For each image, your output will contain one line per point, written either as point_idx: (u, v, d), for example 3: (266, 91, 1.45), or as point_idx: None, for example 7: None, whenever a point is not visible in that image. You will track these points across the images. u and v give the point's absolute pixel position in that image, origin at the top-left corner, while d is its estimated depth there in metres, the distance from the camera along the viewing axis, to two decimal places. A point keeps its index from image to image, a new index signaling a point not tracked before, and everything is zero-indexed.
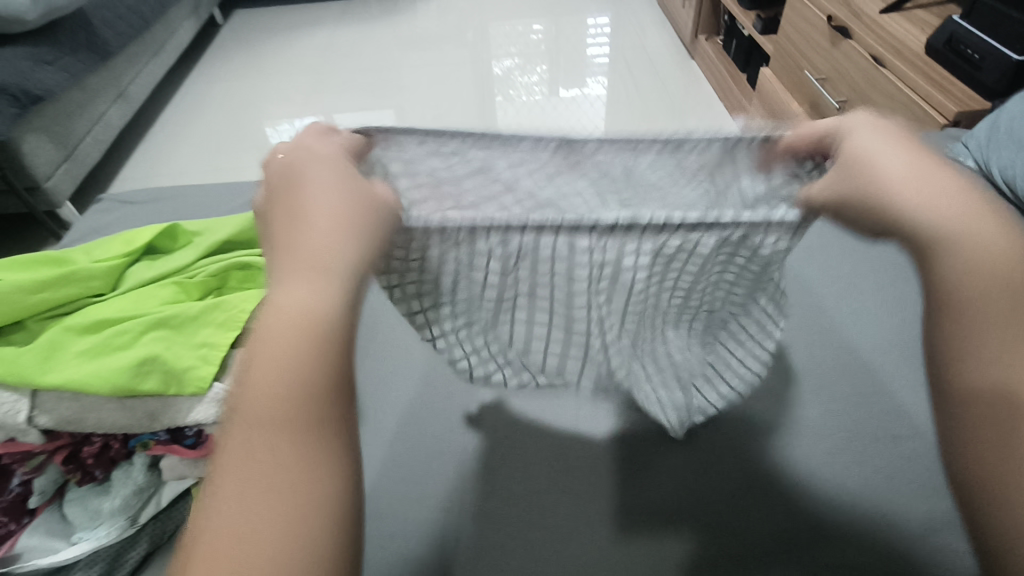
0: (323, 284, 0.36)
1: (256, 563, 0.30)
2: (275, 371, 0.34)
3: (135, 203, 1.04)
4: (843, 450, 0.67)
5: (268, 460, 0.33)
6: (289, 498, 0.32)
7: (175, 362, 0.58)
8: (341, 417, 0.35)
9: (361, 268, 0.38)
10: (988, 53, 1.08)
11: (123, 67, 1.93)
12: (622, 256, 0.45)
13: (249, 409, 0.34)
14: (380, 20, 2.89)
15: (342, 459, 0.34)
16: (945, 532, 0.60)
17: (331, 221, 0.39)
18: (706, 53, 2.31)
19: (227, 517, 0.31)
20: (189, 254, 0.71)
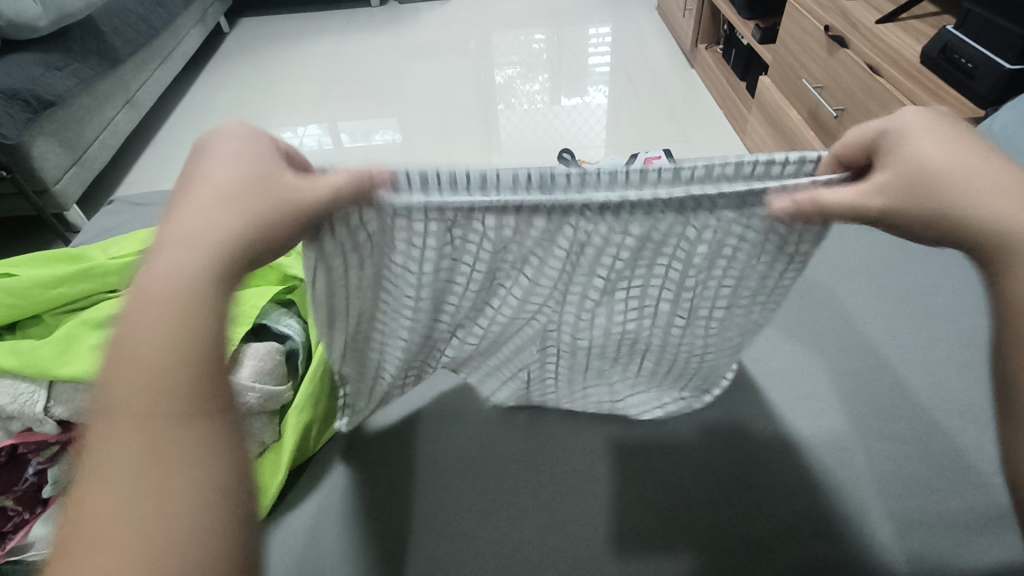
0: (190, 259, 0.39)
1: (118, 522, 0.32)
2: (146, 342, 0.36)
3: (146, 205, 1.07)
4: (832, 462, 0.68)
5: (139, 437, 0.34)
6: (170, 469, 0.34)
7: None
8: (211, 385, 0.37)
9: (235, 243, 0.41)
10: (981, 62, 1.10)
11: (131, 74, 1.96)
12: (610, 235, 0.49)
13: (118, 382, 0.36)
14: (384, 29, 2.93)
15: (212, 426, 0.36)
16: (936, 530, 0.62)
17: (212, 202, 0.42)
18: (706, 62, 2.34)
19: (99, 489, 0.33)
20: None
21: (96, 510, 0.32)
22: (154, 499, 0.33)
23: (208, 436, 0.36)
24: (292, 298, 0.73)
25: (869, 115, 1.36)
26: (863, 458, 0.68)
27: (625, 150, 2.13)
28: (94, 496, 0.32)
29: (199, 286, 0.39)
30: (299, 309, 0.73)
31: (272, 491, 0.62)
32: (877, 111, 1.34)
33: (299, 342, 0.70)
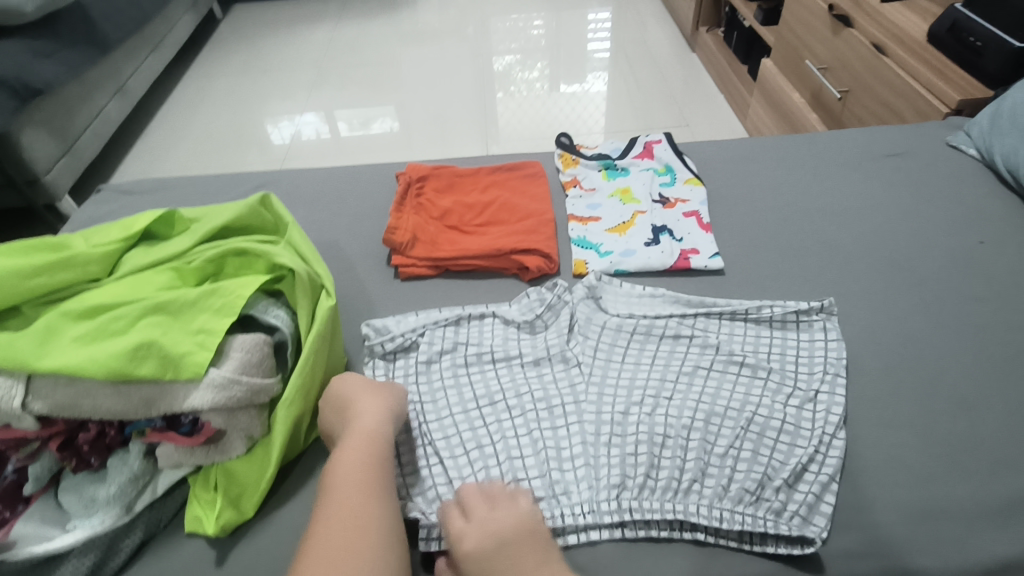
0: (379, 418, 0.62)
1: (366, 514, 0.54)
2: (353, 473, 0.57)
3: (136, 192, 1.04)
4: (889, 432, 0.67)
5: (352, 545, 0.52)
6: (359, 553, 0.51)
7: (172, 348, 0.58)
8: (384, 488, 0.57)
9: (391, 424, 0.62)
10: (990, 40, 1.07)
11: (122, 61, 1.93)
12: (654, 400, 0.68)
13: (346, 470, 0.57)
14: (380, 16, 2.88)
15: (392, 513, 0.55)
16: (951, 513, 0.61)
17: (371, 393, 0.64)
18: (707, 45, 2.30)
19: (349, 460, 0.58)
20: (187, 239, 0.69)
21: (335, 505, 0.55)
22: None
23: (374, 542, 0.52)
24: (281, 287, 0.68)
25: (875, 96, 1.33)
26: (895, 434, 0.67)
27: (624, 137, 2.09)
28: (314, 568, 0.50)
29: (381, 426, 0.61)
30: (288, 298, 0.68)
31: (261, 486, 0.62)
32: (881, 92, 1.31)
33: (288, 334, 0.66)
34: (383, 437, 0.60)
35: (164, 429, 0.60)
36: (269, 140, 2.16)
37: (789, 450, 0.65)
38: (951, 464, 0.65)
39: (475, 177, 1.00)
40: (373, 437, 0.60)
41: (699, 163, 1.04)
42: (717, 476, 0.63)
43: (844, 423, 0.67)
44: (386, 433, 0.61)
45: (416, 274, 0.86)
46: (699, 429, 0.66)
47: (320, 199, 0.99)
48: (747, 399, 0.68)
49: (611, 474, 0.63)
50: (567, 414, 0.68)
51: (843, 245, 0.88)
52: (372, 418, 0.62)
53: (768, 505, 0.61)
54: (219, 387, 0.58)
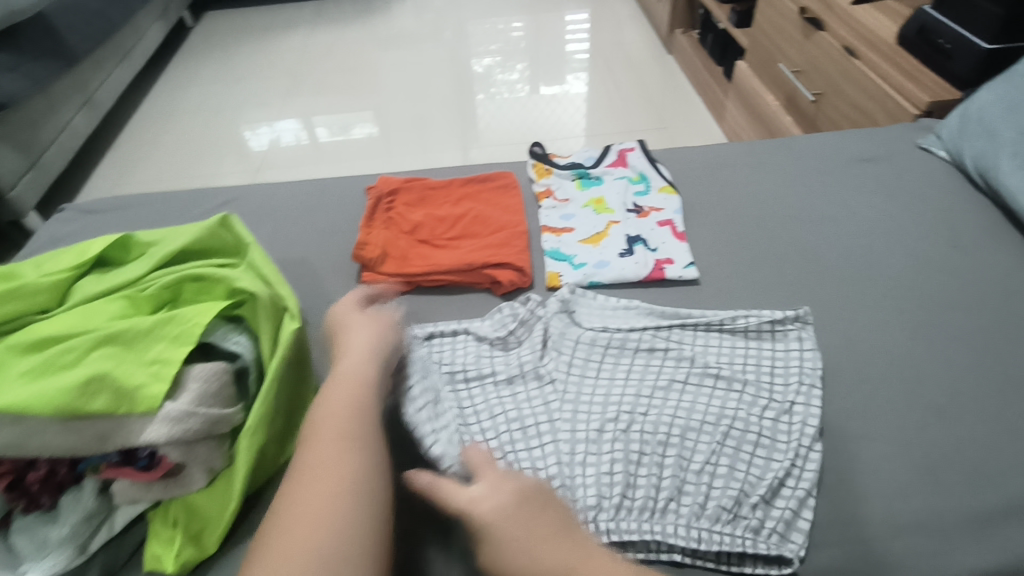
0: (367, 347, 0.65)
1: (345, 425, 0.57)
2: (342, 394, 0.60)
3: (98, 211, 1.01)
4: (863, 441, 0.67)
5: (323, 480, 0.53)
6: (346, 453, 0.55)
7: (125, 380, 0.56)
8: (367, 406, 0.59)
9: (380, 354, 0.66)
10: (958, 42, 1.08)
11: (89, 72, 1.88)
12: (629, 418, 0.67)
13: (335, 391, 0.60)
14: (356, 21, 2.85)
15: (374, 427, 0.58)
16: (928, 523, 0.61)
17: (364, 329, 0.68)
18: (683, 47, 2.31)
19: (326, 400, 0.59)
20: (142, 265, 0.67)
21: (323, 421, 0.58)
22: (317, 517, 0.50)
23: (343, 477, 0.53)
24: (242, 311, 0.65)
25: (847, 98, 1.34)
26: (870, 443, 0.67)
27: (603, 140, 2.08)
28: (285, 504, 0.52)
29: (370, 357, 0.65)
30: (249, 322, 0.66)
31: (224, 519, 0.60)
32: (853, 94, 1.32)
33: (250, 360, 0.63)
34: (369, 366, 0.63)
35: (120, 464, 0.58)
36: (247, 145, 2.14)
37: (766, 464, 0.64)
38: (927, 473, 0.65)
39: (447, 189, 0.98)
40: (361, 365, 0.63)
41: (673, 171, 1.03)
42: (693, 495, 0.62)
43: (820, 435, 0.67)
44: (373, 364, 0.64)
45: (386, 291, 0.84)
46: (675, 446, 0.65)
47: (289, 215, 0.96)
48: (724, 414, 0.67)
49: (586, 495, 0.61)
50: (541, 435, 0.66)
51: (818, 252, 0.88)
52: (359, 352, 0.65)
53: (744, 524, 0.60)
54: (175, 420, 0.56)
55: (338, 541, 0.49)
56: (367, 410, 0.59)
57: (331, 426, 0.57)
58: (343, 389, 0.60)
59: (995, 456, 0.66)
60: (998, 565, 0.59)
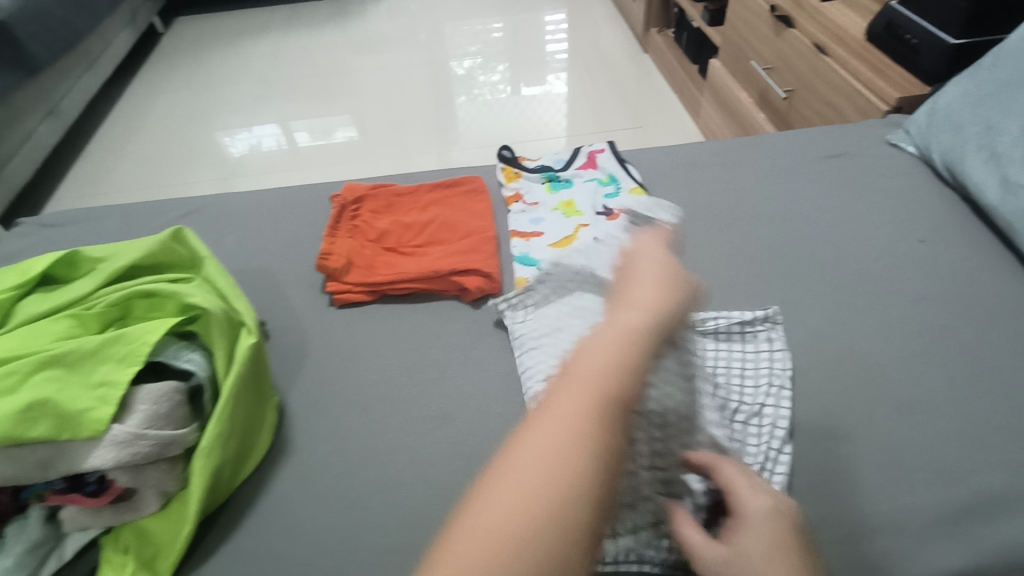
0: (648, 305, 0.47)
1: (587, 407, 0.40)
2: (597, 361, 0.42)
3: (56, 225, 0.98)
4: (834, 441, 0.66)
5: (556, 468, 0.37)
6: (576, 454, 0.38)
7: (68, 404, 0.53)
8: (613, 401, 0.40)
9: (656, 325, 0.46)
10: (925, 37, 1.09)
11: (53, 81, 1.84)
12: None
13: (584, 361, 0.43)
14: (331, 25, 2.82)
15: (611, 434, 0.39)
16: (899, 522, 0.60)
17: (652, 281, 0.50)
18: (658, 46, 2.31)
19: (597, 347, 0.43)
20: (90, 282, 0.64)
21: (572, 385, 0.41)
22: (558, 504, 0.36)
23: (585, 480, 0.37)
24: (195, 327, 0.63)
25: (818, 95, 1.34)
26: (841, 442, 0.66)
27: (581, 140, 2.08)
28: (514, 474, 0.37)
29: (641, 326, 0.45)
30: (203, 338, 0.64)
31: (178, 544, 0.57)
32: (824, 91, 1.32)
33: (204, 378, 0.61)
34: (638, 329, 0.45)
35: (66, 490, 0.56)
36: (225, 151, 2.11)
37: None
38: (898, 472, 0.64)
39: (415, 195, 0.97)
40: (627, 335, 0.44)
41: (644, 171, 1.02)
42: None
43: (790, 437, 0.66)
44: (640, 326, 0.45)
45: (351, 301, 0.83)
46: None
47: (253, 224, 0.94)
48: None
49: None
50: None
51: (787, 251, 0.88)
52: (640, 312, 0.46)
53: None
54: (122, 444, 0.54)
55: (568, 542, 0.35)
56: (618, 399, 0.41)
57: (562, 405, 0.40)
58: (593, 362, 0.42)
59: (964, 453, 0.65)
60: (969, 565, 0.58)
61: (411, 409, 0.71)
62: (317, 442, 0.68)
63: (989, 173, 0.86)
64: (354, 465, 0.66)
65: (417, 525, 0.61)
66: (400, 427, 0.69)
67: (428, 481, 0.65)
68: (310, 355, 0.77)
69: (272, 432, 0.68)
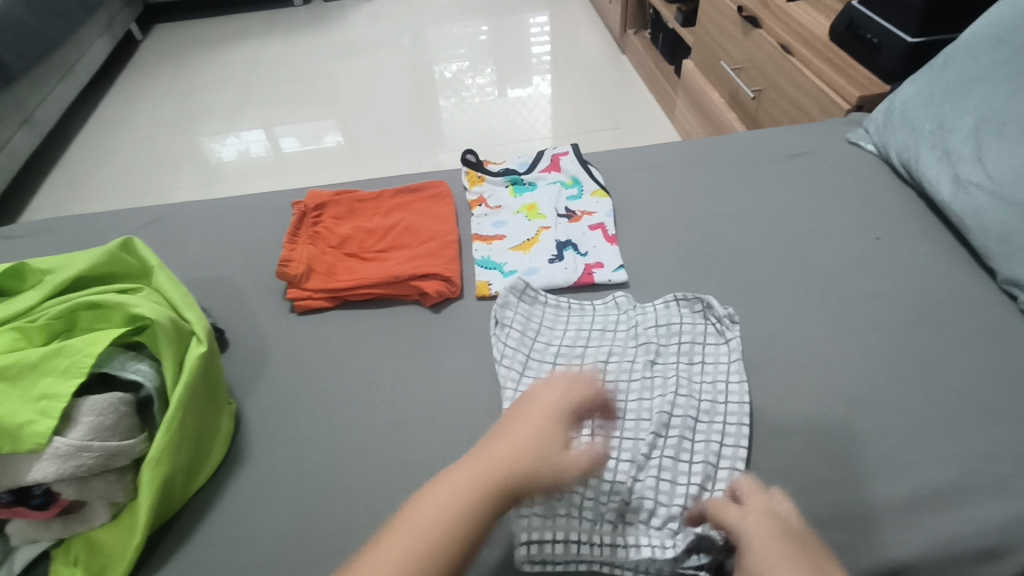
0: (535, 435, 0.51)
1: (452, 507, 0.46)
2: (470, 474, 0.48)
3: (20, 236, 0.98)
4: (785, 437, 0.67)
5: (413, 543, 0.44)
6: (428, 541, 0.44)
7: (8, 419, 0.53)
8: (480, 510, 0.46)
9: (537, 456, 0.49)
10: (885, 37, 1.10)
11: (27, 91, 1.83)
12: None
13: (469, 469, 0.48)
14: (311, 30, 2.82)
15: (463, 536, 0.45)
16: (848, 516, 0.61)
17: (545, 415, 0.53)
18: (636, 47, 2.32)
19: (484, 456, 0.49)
20: (35, 294, 0.64)
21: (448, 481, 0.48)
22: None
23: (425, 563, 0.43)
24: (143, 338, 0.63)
25: (784, 94, 1.35)
26: (793, 438, 0.67)
27: (559, 142, 2.09)
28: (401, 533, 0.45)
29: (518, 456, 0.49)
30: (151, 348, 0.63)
31: (128, 555, 0.57)
32: (790, 90, 1.33)
33: (152, 389, 0.61)
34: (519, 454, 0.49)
35: (12, 504, 0.55)
36: (220, 157, 2.11)
37: (687, 468, 0.64)
38: (849, 465, 0.65)
39: (377, 201, 0.97)
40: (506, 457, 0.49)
41: (607, 173, 1.03)
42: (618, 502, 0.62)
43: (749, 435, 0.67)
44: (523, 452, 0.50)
45: (312, 307, 0.83)
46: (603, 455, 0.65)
47: (216, 232, 0.94)
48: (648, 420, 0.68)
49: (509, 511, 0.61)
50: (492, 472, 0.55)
51: (746, 249, 0.88)
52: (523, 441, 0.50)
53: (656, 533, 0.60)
54: (64, 457, 0.53)
55: None
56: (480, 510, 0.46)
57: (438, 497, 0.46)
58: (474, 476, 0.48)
59: (912, 446, 0.66)
60: (913, 558, 0.59)
61: (366, 414, 0.71)
62: (272, 449, 0.68)
63: (943, 170, 0.87)
64: (310, 471, 0.66)
65: (370, 528, 0.62)
66: (357, 431, 0.70)
67: (380, 486, 0.65)
68: (267, 361, 0.77)
69: (227, 441, 0.67)
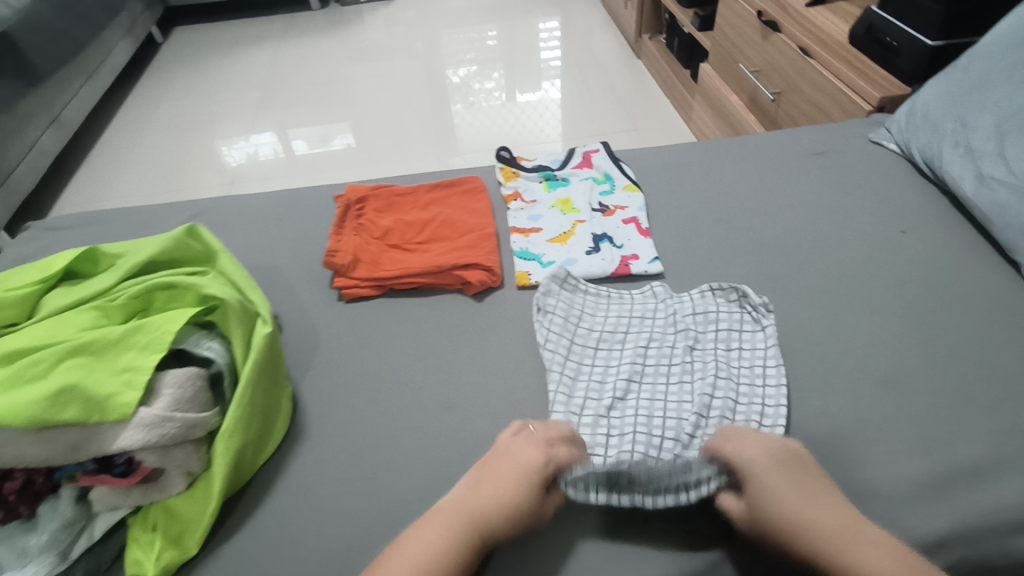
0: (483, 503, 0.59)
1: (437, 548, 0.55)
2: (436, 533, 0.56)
3: (64, 228, 0.97)
4: (821, 418, 0.70)
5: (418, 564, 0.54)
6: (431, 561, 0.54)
7: (96, 389, 0.56)
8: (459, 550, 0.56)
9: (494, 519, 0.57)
10: (905, 40, 1.14)
11: (57, 91, 1.87)
12: (603, 412, 0.71)
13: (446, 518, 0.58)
14: (328, 34, 2.87)
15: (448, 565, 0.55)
16: (884, 490, 0.64)
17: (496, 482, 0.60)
18: (651, 51, 2.36)
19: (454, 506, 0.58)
20: (111, 276, 0.67)
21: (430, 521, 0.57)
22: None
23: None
24: (213, 318, 0.67)
25: (804, 96, 1.39)
26: (828, 418, 0.70)
27: (576, 144, 2.12)
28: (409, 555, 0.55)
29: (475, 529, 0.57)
30: (221, 328, 0.67)
31: (204, 520, 0.61)
32: (810, 92, 1.37)
33: (223, 365, 0.64)
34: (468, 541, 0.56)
35: (96, 472, 0.58)
36: (224, 161, 2.14)
37: None
38: (883, 444, 0.67)
39: (416, 195, 1.00)
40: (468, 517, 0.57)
41: (636, 170, 1.06)
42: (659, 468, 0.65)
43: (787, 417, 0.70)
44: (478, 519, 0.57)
45: (359, 295, 0.86)
46: (647, 433, 0.68)
47: (262, 224, 0.98)
48: (691, 401, 0.71)
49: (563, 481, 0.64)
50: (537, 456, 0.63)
51: (774, 243, 0.92)
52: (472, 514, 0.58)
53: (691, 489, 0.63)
54: (148, 426, 0.57)
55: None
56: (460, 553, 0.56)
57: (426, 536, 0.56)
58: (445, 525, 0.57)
59: (942, 427, 0.69)
60: (947, 531, 0.62)
61: (418, 395, 0.74)
62: (330, 427, 0.72)
63: (966, 168, 0.90)
64: (367, 446, 0.70)
65: (428, 500, 0.65)
66: (410, 410, 0.73)
67: (436, 462, 0.68)
68: (319, 346, 0.81)
69: (287, 419, 0.71)
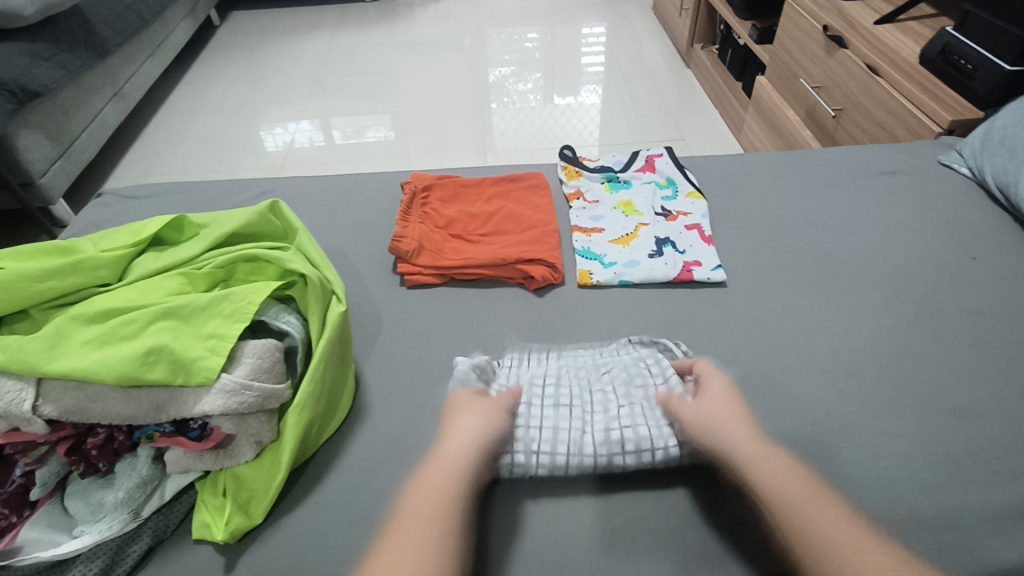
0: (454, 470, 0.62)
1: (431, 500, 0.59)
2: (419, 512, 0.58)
3: (136, 197, 1.00)
4: (891, 440, 0.68)
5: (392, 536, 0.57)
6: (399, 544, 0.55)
7: (183, 352, 0.58)
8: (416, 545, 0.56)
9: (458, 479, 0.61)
10: (981, 63, 1.10)
11: (120, 65, 1.92)
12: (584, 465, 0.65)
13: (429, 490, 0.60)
14: (378, 26, 2.90)
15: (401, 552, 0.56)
16: (960, 517, 0.62)
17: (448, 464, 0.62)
18: (702, 61, 2.35)
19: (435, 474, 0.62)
20: (197, 245, 0.71)
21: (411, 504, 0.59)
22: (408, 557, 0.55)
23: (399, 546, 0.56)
24: (291, 293, 0.69)
25: (868, 114, 1.36)
26: (899, 441, 0.68)
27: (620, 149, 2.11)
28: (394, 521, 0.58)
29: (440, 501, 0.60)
30: (298, 304, 0.70)
31: (270, 490, 0.61)
32: (874, 110, 1.34)
33: (299, 339, 0.67)
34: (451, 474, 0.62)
35: (173, 433, 0.60)
36: (263, 146, 2.16)
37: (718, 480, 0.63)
38: (957, 471, 0.66)
39: (479, 187, 1.01)
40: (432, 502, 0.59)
41: (698, 178, 1.06)
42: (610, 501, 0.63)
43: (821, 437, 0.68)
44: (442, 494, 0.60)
45: (422, 282, 0.87)
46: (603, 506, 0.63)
47: (327, 205, 0.99)
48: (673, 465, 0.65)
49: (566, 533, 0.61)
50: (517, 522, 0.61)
51: (841, 261, 0.90)
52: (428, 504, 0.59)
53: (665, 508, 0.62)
54: (229, 392, 0.58)
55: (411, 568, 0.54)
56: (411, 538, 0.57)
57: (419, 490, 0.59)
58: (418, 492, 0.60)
59: (1016, 459, 0.66)
60: None
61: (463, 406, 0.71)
62: (391, 409, 0.72)
63: None
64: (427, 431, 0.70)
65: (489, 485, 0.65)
66: None
67: None
68: (382, 327, 0.82)
69: (351, 399, 0.72)
